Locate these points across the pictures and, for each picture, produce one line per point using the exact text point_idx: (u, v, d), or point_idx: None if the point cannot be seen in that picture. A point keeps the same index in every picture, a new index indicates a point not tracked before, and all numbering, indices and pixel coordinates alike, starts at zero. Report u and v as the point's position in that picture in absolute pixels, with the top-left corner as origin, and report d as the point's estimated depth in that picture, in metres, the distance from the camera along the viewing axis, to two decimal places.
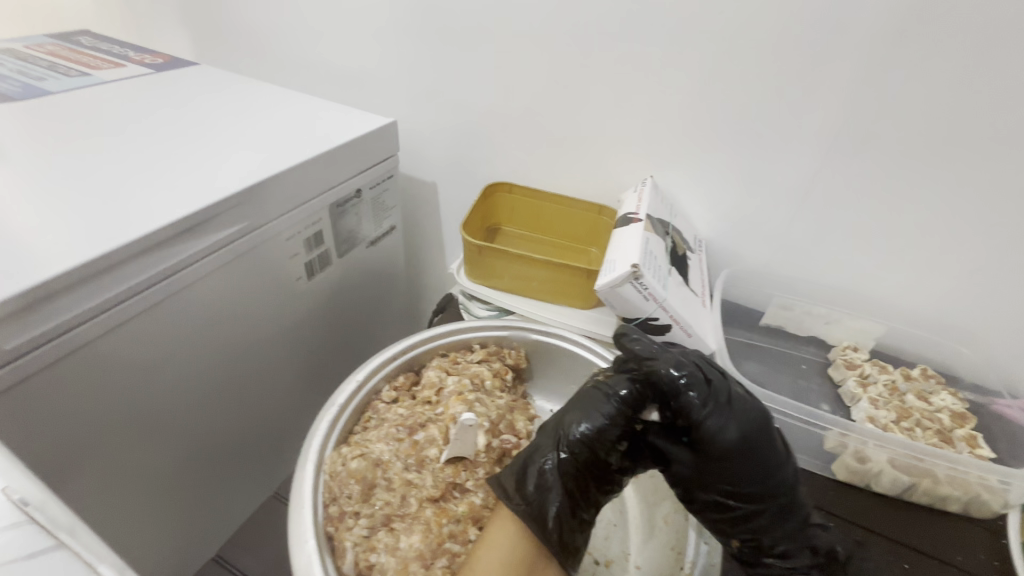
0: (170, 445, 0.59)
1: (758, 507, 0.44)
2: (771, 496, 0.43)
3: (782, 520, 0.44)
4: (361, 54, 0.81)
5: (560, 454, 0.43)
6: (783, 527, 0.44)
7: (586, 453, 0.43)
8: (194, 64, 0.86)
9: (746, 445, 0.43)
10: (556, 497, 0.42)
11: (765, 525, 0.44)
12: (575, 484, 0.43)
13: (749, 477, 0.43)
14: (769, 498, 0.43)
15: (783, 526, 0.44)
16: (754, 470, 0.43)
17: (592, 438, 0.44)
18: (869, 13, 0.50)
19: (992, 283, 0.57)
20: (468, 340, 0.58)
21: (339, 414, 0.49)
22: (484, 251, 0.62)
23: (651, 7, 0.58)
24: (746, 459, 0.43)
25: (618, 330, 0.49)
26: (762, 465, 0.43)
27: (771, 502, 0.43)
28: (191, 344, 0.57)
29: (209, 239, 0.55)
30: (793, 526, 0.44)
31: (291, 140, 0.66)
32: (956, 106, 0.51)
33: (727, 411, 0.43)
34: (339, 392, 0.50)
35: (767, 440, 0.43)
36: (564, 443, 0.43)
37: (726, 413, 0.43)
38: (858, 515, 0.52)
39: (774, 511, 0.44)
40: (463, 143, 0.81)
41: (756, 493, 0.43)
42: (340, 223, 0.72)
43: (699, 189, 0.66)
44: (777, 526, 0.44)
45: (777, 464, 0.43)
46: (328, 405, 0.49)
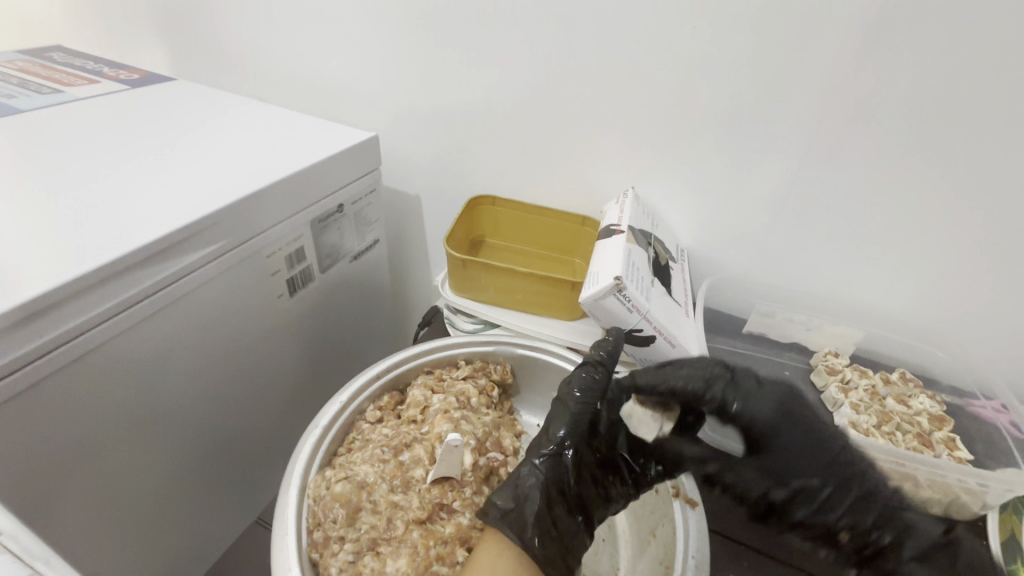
0: (152, 468, 0.58)
1: (836, 491, 0.48)
2: (833, 469, 0.49)
3: (865, 500, 0.48)
4: (341, 69, 0.80)
5: (538, 464, 0.44)
6: (875, 507, 0.48)
7: (573, 449, 0.46)
8: (171, 80, 0.85)
9: (783, 417, 0.52)
10: (539, 490, 0.43)
11: (855, 509, 0.48)
12: (565, 480, 0.45)
13: (802, 449, 0.50)
14: (844, 482, 0.49)
15: (873, 508, 0.47)
16: (800, 440, 0.51)
17: (575, 435, 0.47)
18: (836, 28, 0.51)
19: (963, 288, 0.59)
20: (453, 356, 0.57)
21: (322, 437, 0.48)
22: (468, 265, 0.62)
23: (626, 23, 0.59)
24: (792, 430, 0.51)
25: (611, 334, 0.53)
26: (813, 442, 0.51)
27: (845, 486, 0.48)
28: (175, 362, 0.56)
29: (191, 257, 0.54)
30: (875, 507, 0.48)
31: (272, 157, 0.65)
32: (922, 118, 0.52)
33: (748, 398, 0.52)
34: (322, 414, 0.49)
35: (800, 412, 0.52)
36: (547, 441, 0.46)
37: (754, 397, 0.52)
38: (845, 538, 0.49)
39: (855, 498, 0.48)
40: (446, 156, 0.81)
41: (822, 465, 0.49)
42: (322, 239, 0.71)
43: (680, 199, 0.67)
44: (865, 511, 0.47)
45: (818, 434, 0.51)
46: (311, 428, 0.48)
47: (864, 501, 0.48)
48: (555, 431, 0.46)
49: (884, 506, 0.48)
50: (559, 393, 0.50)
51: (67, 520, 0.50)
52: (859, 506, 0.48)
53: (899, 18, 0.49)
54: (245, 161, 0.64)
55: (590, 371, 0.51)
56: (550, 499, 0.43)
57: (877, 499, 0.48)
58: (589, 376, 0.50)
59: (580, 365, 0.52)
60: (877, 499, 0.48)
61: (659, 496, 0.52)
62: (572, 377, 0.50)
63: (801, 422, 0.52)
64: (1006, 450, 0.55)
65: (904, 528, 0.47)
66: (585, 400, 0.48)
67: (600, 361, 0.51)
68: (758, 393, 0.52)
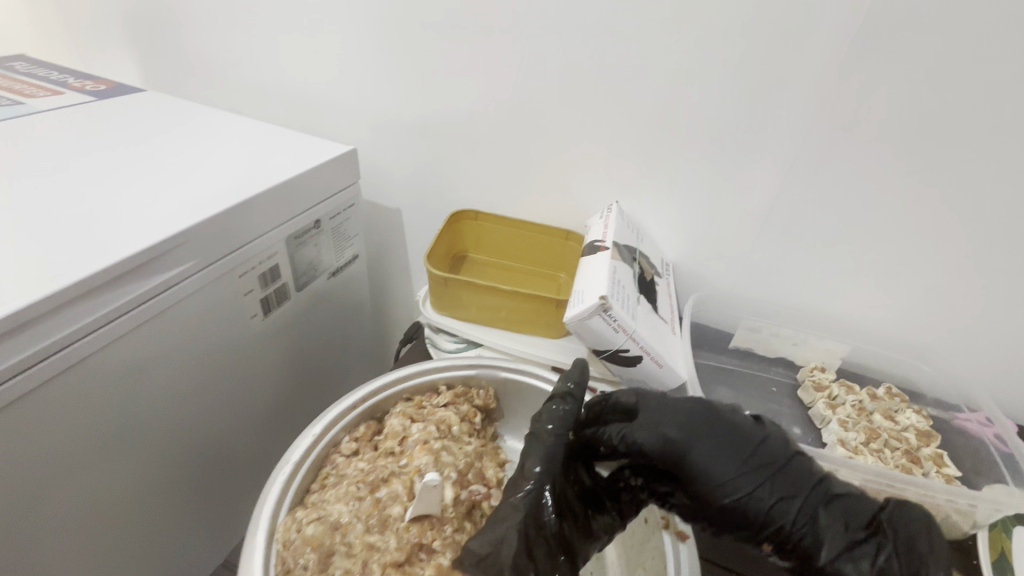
0: (124, 496, 0.55)
1: (753, 500, 0.41)
2: (756, 475, 0.42)
3: (782, 510, 0.41)
4: (318, 81, 0.78)
5: (518, 499, 0.41)
6: (783, 511, 0.41)
7: (552, 487, 0.43)
8: (140, 91, 0.82)
9: (694, 433, 0.43)
10: (516, 526, 0.39)
11: (773, 515, 0.41)
12: (545, 517, 0.41)
13: (718, 463, 0.42)
14: (755, 484, 0.41)
15: (792, 508, 0.41)
16: (722, 459, 0.42)
17: (552, 470, 0.43)
18: (819, 44, 0.51)
19: (946, 300, 0.59)
20: (433, 381, 0.55)
21: (294, 474, 0.46)
22: (450, 283, 0.60)
23: (611, 36, 0.59)
24: (706, 449, 0.42)
25: (581, 365, 0.53)
26: (722, 453, 0.42)
27: (758, 491, 0.41)
28: (138, 390, 0.53)
29: (157, 280, 0.51)
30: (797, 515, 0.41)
31: (246, 170, 0.63)
32: (903, 135, 0.52)
33: (643, 427, 0.45)
34: (294, 448, 0.47)
35: (715, 426, 0.43)
36: (524, 478, 0.42)
37: (650, 423, 0.45)
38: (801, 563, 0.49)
39: (774, 502, 0.41)
40: (427, 169, 0.79)
41: (744, 479, 0.42)
42: (299, 255, 0.69)
43: (664, 214, 0.67)
44: (785, 512, 0.41)
45: (742, 448, 0.43)
46: (280, 464, 0.45)
47: (783, 503, 0.41)
48: (530, 465, 0.43)
49: (809, 501, 0.42)
50: (531, 428, 0.47)
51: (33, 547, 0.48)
52: (779, 508, 0.41)
53: (881, 33, 0.49)
54: (217, 176, 0.61)
55: (560, 404, 0.49)
56: (528, 539, 0.40)
57: (796, 499, 0.42)
58: (561, 408, 0.48)
59: (548, 400, 0.50)
60: (796, 500, 0.41)
61: (647, 525, 0.50)
62: (541, 412, 0.48)
63: (714, 435, 0.43)
64: (992, 465, 0.55)
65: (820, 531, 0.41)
66: (557, 432, 0.46)
67: (567, 393, 0.50)
68: (661, 414, 0.45)
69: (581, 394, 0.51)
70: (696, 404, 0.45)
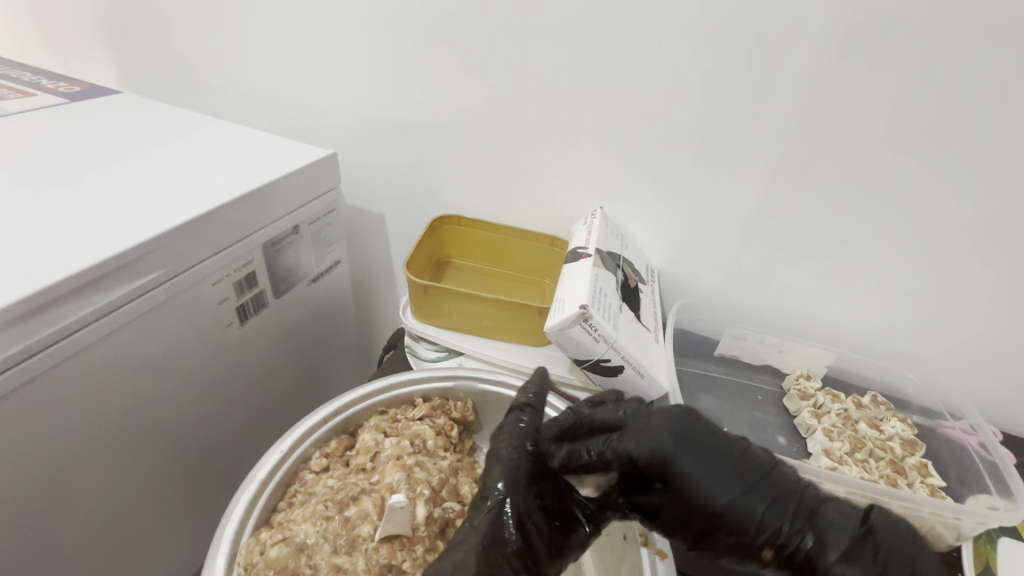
0: (95, 509, 0.53)
1: (747, 504, 0.40)
2: (745, 478, 0.41)
3: (779, 509, 0.40)
4: (299, 83, 0.77)
5: (481, 519, 0.41)
6: (783, 509, 0.40)
7: (515, 502, 0.42)
8: (118, 93, 0.80)
9: (681, 437, 0.42)
10: (477, 546, 0.40)
11: (772, 518, 0.39)
12: (507, 537, 0.41)
13: (709, 469, 0.41)
14: (748, 487, 0.40)
15: (788, 510, 0.40)
16: (709, 463, 0.41)
17: (516, 486, 0.43)
18: (803, 49, 0.50)
19: (930, 306, 0.59)
20: (409, 394, 0.54)
21: (260, 492, 0.44)
22: (430, 291, 0.59)
23: (595, 39, 0.58)
24: (692, 454, 0.42)
25: (540, 375, 0.53)
26: (715, 457, 0.42)
27: (754, 493, 0.40)
28: (105, 402, 0.51)
29: (125, 289, 0.50)
30: (793, 514, 0.40)
31: (228, 173, 0.62)
32: (888, 141, 0.52)
33: (638, 436, 0.43)
34: (260, 466, 0.45)
35: (700, 431, 0.43)
36: (486, 497, 0.43)
37: (642, 431, 0.44)
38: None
39: (769, 504, 0.40)
40: (410, 174, 0.78)
41: (733, 480, 0.41)
42: (276, 262, 0.67)
43: (649, 220, 0.66)
44: (779, 517, 0.39)
45: (729, 453, 0.42)
46: (246, 482, 0.44)
47: (779, 504, 0.40)
48: (493, 483, 0.43)
49: (800, 504, 0.40)
50: (492, 444, 0.47)
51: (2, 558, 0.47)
52: (775, 510, 0.40)
53: (865, 38, 0.48)
54: (192, 180, 0.60)
55: (519, 415, 0.48)
56: (489, 557, 0.39)
57: (791, 498, 0.40)
58: (521, 420, 0.48)
59: (509, 412, 0.49)
60: (791, 501, 0.40)
61: (626, 542, 0.49)
62: (504, 427, 0.47)
63: (698, 440, 0.42)
64: (977, 474, 0.55)
65: (820, 531, 0.39)
66: (518, 446, 0.46)
67: (526, 403, 0.50)
68: (651, 421, 0.44)
69: (542, 405, 0.50)
70: (681, 411, 0.45)
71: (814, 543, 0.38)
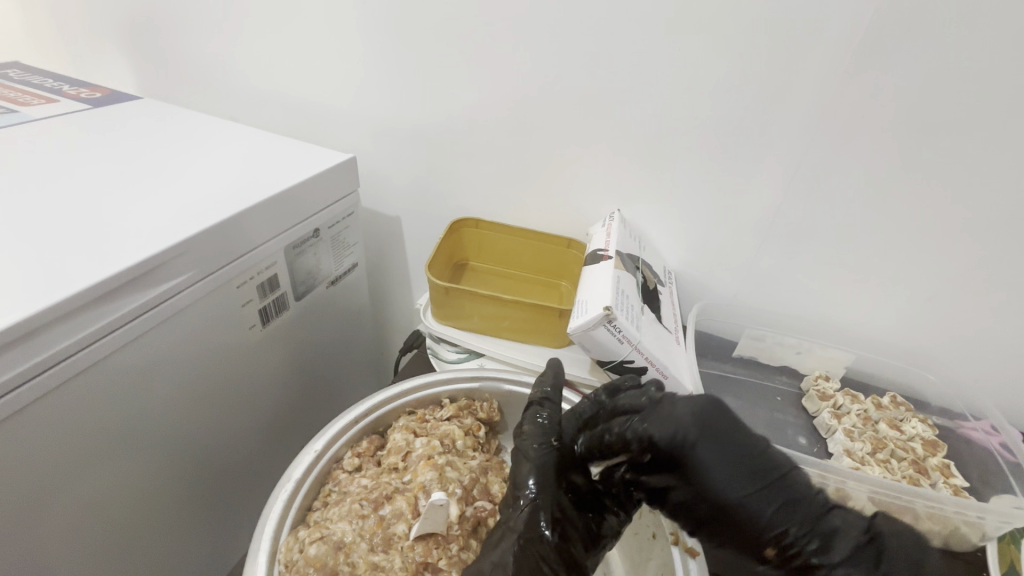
0: (125, 506, 0.54)
1: (754, 504, 0.39)
2: (763, 480, 0.39)
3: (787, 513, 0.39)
4: (317, 88, 0.78)
5: (523, 509, 0.42)
6: (788, 513, 0.39)
7: (548, 500, 0.43)
8: (137, 99, 0.81)
9: (703, 430, 0.40)
10: (514, 545, 0.40)
11: (779, 520, 0.39)
12: (541, 533, 0.41)
13: (724, 467, 0.39)
14: (760, 488, 0.39)
15: (798, 514, 0.39)
16: (729, 462, 0.39)
17: (546, 483, 0.44)
18: (821, 54, 0.51)
19: (947, 308, 0.60)
20: (436, 395, 0.55)
21: (296, 492, 0.45)
22: (451, 293, 0.60)
23: (613, 44, 0.58)
24: (713, 450, 0.39)
25: (552, 368, 0.54)
26: (732, 453, 0.40)
27: (763, 494, 0.39)
28: (132, 405, 0.52)
29: (153, 292, 0.51)
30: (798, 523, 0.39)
31: (250, 176, 0.63)
32: (908, 145, 0.52)
33: (660, 420, 0.41)
34: (294, 465, 0.45)
35: (727, 424, 0.40)
36: (520, 494, 0.43)
37: (664, 414, 0.41)
38: None
39: (778, 506, 0.39)
40: (427, 178, 0.79)
41: (750, 478, 0.39)
42: (298, 265, 0.68)
43: (667, 222, 0.66)
44: (787, 517, 0.39)
45: (749, 452, 0.40)
46: (281, 482, 0.44)
47: (788, 509, 0.39)
48: (523, 481, 0.44)
49: (811, 508, 0.39)
50: (517, 442, 0.48)
51: (42, 552, 0.48)
52: (783, 514, 0.39)
53: (883, 42, 0.49)
54: (215, 184, 0.61)
55: (540, 412, 0.50)
56: (527, 552, 0.40)
57: (802, 504, 0.39)
58: (541, 417, 0.49)
59: (528, 409, 0.51)
60: (801, 504, 0.39)
61: (657, 539, 0.49)
62: (526, 426, 0.48)
63: (725, 438, 0.40)
64: (1000, 475, 0.55)
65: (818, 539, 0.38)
66: (543, 443, 0.47)
67: (544, 398, 0.51)
68: (675, 406, 0.42)
69: (559, 399, 0.52)
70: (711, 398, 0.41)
71: (816, 548, 0.38)
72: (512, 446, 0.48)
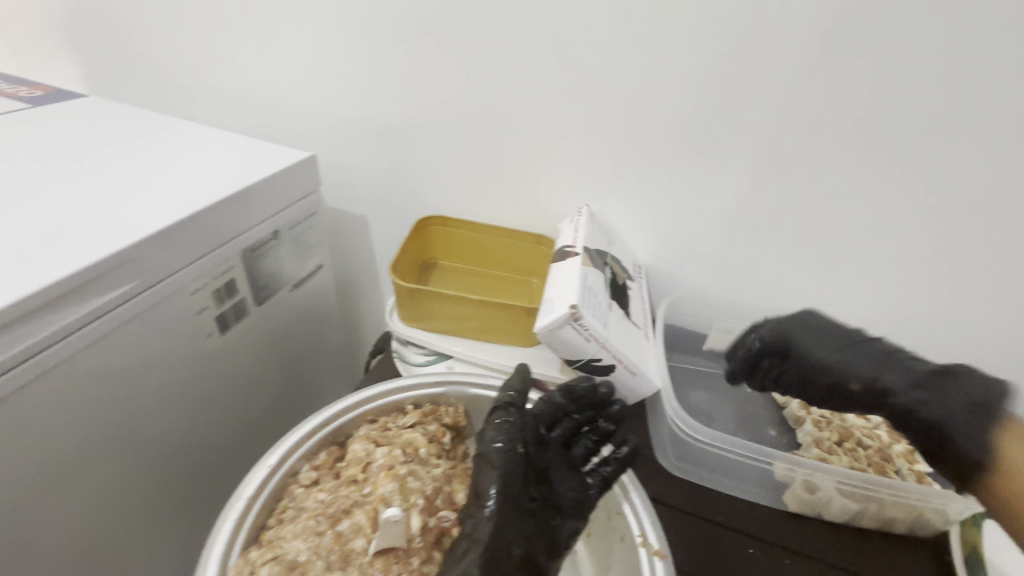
0: (81, 528, 0.52)
1: (844, 362, 0.51)
2: (858, 346, 0.52)
3: (963, 390, 0.45)
4: (274, 85, 0.75)
5: (486, 517, 0.40)
6: (961, 389, 0.45)
7: (510, 507, 0.41)
8: (81, 97, 0.77)
9: (794, 328, 0.56)
10: (478, 559, 0.38)
11: (866, 368, 0.50)
12: (508, 544, 0.40)
13: (819, 344, 0.53)
14: (852, 351, 0.52)
15: (878, 364, 0.50)
16: (820, 343, 0.53)
17: (509, 492, 0.41)
18: (783, 48, 0.51)
19: (910, 296, 0.60)
20: (399, 402, 0.53)
21: (247, 511, 0.42)
22: (416, 294, 0.58)
23: (576, 36, 0.57)
24: (802, 337, 0.55)
25: (522, 367, 0.50)
26: (819, 336, 0.54)
27: (852, 353, 0.52)
28: (89, 412, 0.50)
29: (99, 300, 0.48)
30: (961, 401, 0.44)
31: (203, 176, 0.60)
32: (866, 137, 0.53)
33: (768, 328, 0.58)
34: (246, 482, 0.43)
35: (819, 323, 0.56)
36: (483, 503, 0.41)
37: (774, 327, 0.57)
38: (804, 543, 0.50)
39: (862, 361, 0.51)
40: (391, 175, 0.77)
41: (836, 350, 0.52)
42: (258, 269, 0.65)
43: (636, 216, 0.66)
44: (868, 368, 0.50)
45: (840, 335, 0.54)
46: (233, 500, 0.42)
47: (880, 360, 0.50)
48: (485, 490, 0.41)
49: (888, 362, 0.49)
50: (479, 447, 0.44)
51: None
52: (874, 365, 0.50)
53: (846, 28, 0.48)
54: (165, 185, 0.58)
55: (504, 416, 0.45)
56: (492, 567, 0.38)
57: (890, 357, 0.50)
58: (505, 422, 0.44)
59: (491, 412, 0.46)
60: (890, 357, 0.50)
61: (625, 542, 0.47)
62: (488, 429, 0.44)
63: (810, 330, 0.55)
64: None
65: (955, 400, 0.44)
66: (507, 449, 0.42)
67: (509, 403, 0.46)
68: (773, 323, 0.58)
69: (523, 403, 0.47)
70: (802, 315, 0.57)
71: (929, 395, 0.46)
72: (473, 452, 0.44)
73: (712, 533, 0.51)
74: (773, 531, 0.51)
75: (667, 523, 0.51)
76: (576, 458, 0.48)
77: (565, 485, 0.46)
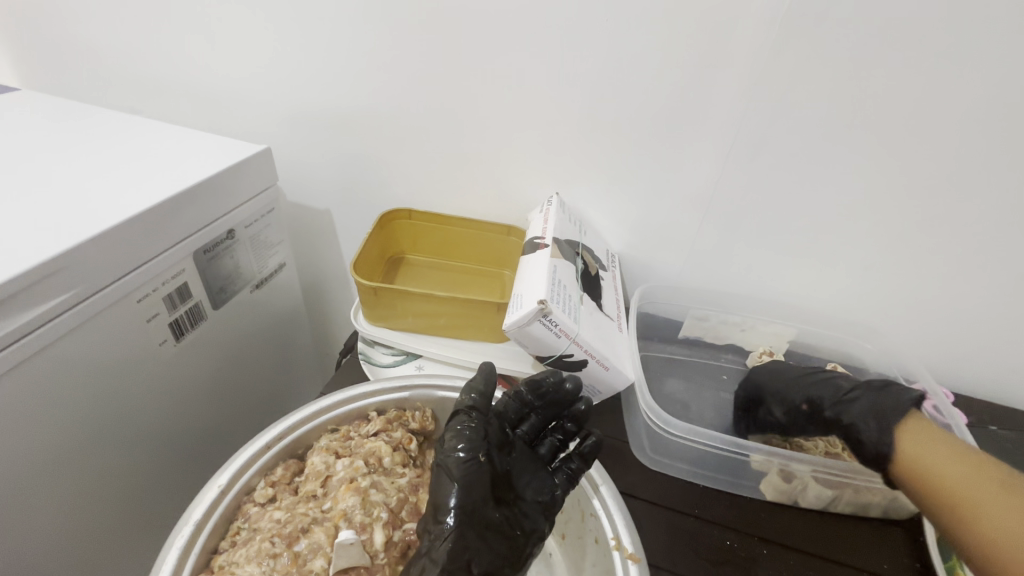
0: (25, 556, 0.48)
1: (802, 393, 0.54)
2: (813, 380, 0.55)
3: (890, 402, 0.49)
4: (222, 75, 0.71)
5: (446, 534, 0.38)
6: (894, 400, 0.49)
7: (471, 521, 0.40)
8: (14, 92, 0.72)
9: (761, 374, 0.59)
10: None
11: (817, 393, 0.53)
12: (470, 557, 0.39)
13: (780, 381, 0.57)
14: (806, 385, 0.55)
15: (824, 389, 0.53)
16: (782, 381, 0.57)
17: (469, 505, 0.40)
18: (750, 24, 0.49)
19: (881, 276, 0.60)
20: (363, 408, 0.51)
21: (195, 536, 0.40)
22: (380, 293, 0.56)
23: (536, 17, 0.54)
24: (765, 379, 0.59)
25: (489, 365, 0.47)
26: (779, 377, 0.58)
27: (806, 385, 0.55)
28: (29, 433, 0.46)
29: (30, 313, 0.44)
30: (888, 411, 0.48)
31: (146, 173, 0.56)
32: (836, 116, 0.51)
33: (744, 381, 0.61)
34: (195, 505, 0.41)
35: (780, 369, 0.59)
36: (441, 522, 0.39)
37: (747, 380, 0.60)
38: (780, 532, 0.50)
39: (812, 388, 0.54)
40: (353, 166, 0.73)
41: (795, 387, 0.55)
42: (212, 271, 0.62)
43: (607, 204, 0.64)
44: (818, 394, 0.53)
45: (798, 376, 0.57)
46: (179, 525, 0.40)
47: (825, 386, 0.54)
48: (444, 503, 0.39)
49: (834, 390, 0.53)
50: (437, 457, 0.42)
51: None
52: (820, 389, 0.54)
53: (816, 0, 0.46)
54: (103, 183, 0.54)
55: (465, 421, 0.43)
56: None
57: (833, 384, 0.54)
58: (465, 428, 0.42)
59: (450, 420, 0.44)
60: (835, 385, 0.53)
61: (599, 545, 0.46)
62: (447, 436, 0.42)
63: (773, 374, 0.58)
64: None
65: (884, 410, 0.48)
66: (468, 459, 0.41)
67: (471, 407, 0.44)
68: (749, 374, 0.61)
69: (486, 407, 0.45)
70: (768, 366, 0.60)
71: (864, 402, 0.50)
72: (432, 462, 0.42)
73: (688, 526, 0.50)
74: (752, 521, 0.51)
75: (645, 519, 0.50)
76: (543, 457, 0.47)
77: (530, 486, 0.45)
